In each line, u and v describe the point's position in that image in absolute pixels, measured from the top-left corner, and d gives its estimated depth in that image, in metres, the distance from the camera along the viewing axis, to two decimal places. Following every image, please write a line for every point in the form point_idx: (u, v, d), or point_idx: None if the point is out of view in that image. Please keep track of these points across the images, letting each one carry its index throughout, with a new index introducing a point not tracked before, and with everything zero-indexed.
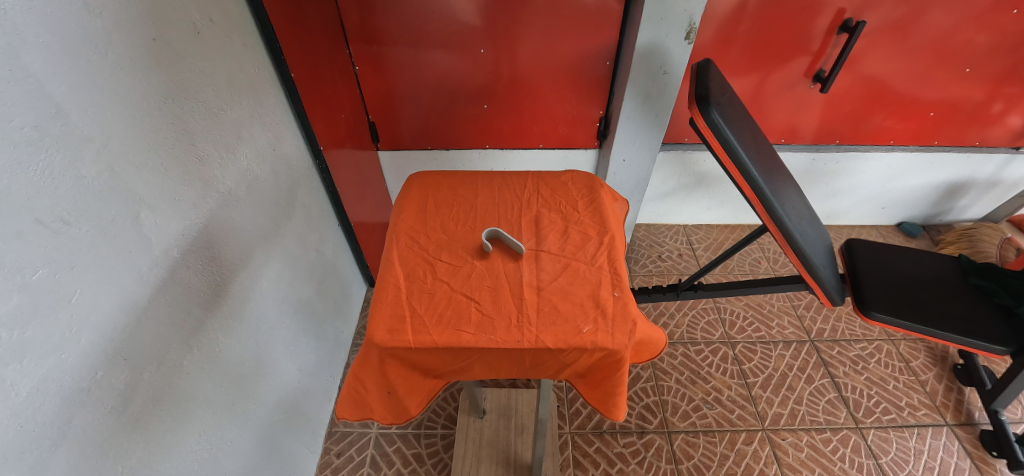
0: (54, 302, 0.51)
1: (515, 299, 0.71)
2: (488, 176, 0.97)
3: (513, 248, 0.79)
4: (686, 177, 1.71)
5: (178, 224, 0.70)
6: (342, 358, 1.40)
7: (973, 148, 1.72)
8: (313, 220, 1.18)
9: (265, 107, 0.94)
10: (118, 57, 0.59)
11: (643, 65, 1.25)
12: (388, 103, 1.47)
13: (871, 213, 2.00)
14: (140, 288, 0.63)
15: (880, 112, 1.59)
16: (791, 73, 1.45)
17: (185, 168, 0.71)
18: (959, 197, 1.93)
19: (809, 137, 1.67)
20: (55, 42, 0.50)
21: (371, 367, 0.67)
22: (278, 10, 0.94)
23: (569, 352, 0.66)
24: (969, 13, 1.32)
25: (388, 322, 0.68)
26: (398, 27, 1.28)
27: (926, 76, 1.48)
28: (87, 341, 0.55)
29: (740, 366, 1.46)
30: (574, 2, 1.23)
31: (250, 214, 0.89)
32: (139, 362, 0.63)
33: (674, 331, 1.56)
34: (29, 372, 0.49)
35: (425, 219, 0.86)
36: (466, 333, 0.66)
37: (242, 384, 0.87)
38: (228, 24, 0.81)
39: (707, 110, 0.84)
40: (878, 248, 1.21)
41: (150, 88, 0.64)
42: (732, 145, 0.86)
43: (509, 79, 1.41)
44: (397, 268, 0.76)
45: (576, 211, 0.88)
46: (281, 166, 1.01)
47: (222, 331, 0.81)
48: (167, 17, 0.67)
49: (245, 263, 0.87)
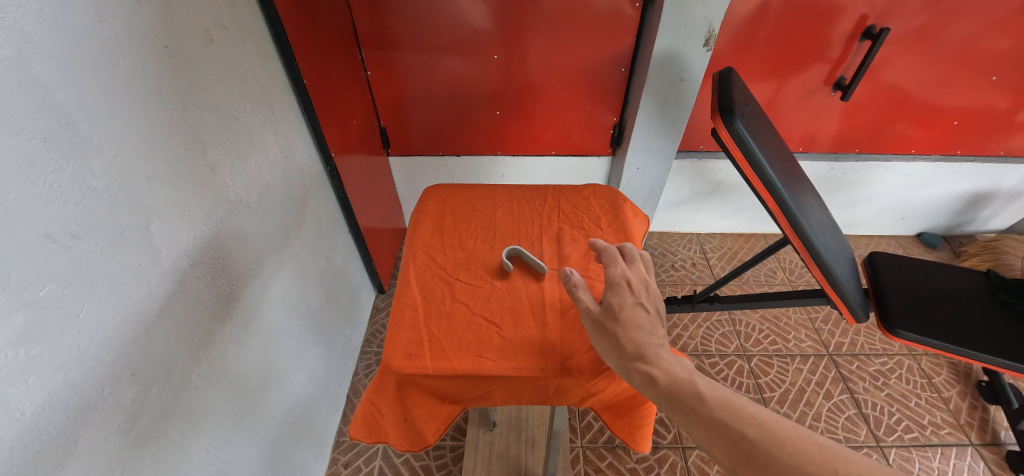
0: (61, 318, 0.50)
1: (537, 323, 0.69)
2: (506, 190, 0.96)
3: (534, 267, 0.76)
4: (700, 185, 1.68)
5: (188, 235, 0.68)
6: (350, 366, 1.38)
7: (997, 158, 1.68)
8: (323, 227, 1.17)
9: (276, 114, 0.92)
10: (130, 66, 0.57)
11: (658, 73, 1.22)
12: (400, 109, 1.46)
13: (890, 224, 1.95)
14: (149, 301, 0.61)
15: (901, 120, 1.55)
16: (810, 80, 1.42)
17: (196, 178, 0.70)
18: (982, 207, 1.88)
19: (827, 146, 1.63)
20: (65, 51, 0.49)
21: (387, 393, 0.65)
22: (290, 16, 0.93)
23: (595, 381, 0.63)
24: (995, 20, 1.28)
25: (405, 346, 0.66)
26: (411, 33, 1.27)
27: (951, 84, 1.44)
28: (95, 357, 0.53)
29: (756, 380, 1.43)
30: (590, 8, 1.21)
31: (261, 223, 0.88)
32: (147, 377, 0.61)
33: (688, 343, 1.52)
34: (34, 391, 0.47)
35: (442, 235, 0.84)
36: (487, 359, 0.64)
37: (251, 396, 0.85)
38: (242, 31, 0.80)
39: (731, 121, 0.82)
40: (903, 263, 1.17)
41: (162, 97, 0.63)
42: (757, 157, 0.83)
43: (522, 85, 1.39)
44: (414, 288, 0.74)
45: (598, 228, 0.86)
46: (292, 174, 0.99)
47: (232, 342, 0.79)
48: (180, 24, 0.66)
49: (255, 272, 0.86)
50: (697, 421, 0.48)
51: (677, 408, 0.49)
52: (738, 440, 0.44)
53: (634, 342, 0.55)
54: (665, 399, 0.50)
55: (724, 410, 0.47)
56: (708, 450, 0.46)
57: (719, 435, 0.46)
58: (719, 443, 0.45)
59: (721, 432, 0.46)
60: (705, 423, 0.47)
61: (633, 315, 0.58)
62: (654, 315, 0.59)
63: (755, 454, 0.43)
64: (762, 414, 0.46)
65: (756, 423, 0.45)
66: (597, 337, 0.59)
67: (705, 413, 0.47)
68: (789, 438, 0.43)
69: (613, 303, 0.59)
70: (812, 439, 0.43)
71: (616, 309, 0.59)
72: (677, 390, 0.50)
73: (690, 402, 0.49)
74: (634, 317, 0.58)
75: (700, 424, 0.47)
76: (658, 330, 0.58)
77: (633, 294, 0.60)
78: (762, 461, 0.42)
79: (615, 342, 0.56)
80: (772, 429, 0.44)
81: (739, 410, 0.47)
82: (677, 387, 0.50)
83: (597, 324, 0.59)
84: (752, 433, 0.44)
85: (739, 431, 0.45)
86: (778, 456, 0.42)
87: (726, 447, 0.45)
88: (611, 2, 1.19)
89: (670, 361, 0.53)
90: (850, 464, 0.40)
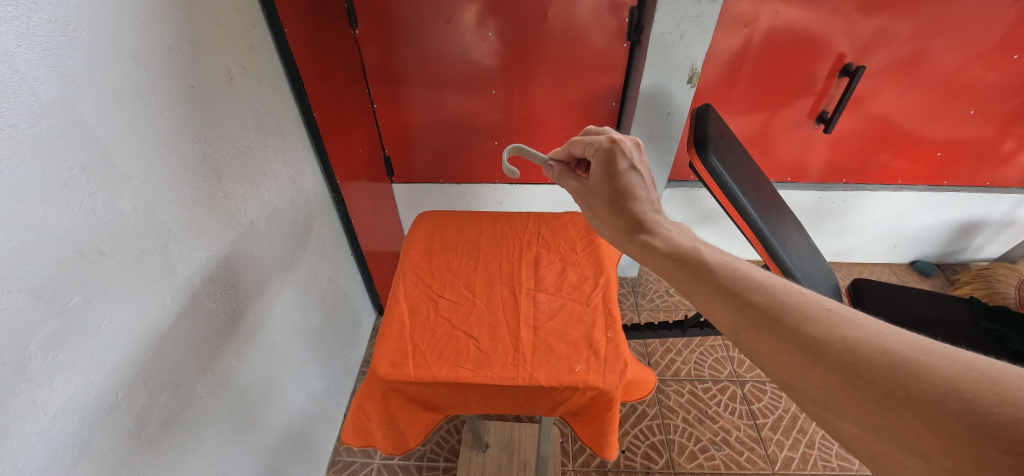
0: (85, 328, 0.55)
1: (512, 337, 0.74)
2: (492, 216, 1.03)
3: (541, 162, 0.88)
4: (693, 213, 1.73)
5: (202, 254, 0.74)
6: (348, 385, 1.42)
7: (984, 188, 1.72)
8: (327, 249, 1.23)
9: (288, 144, 1.00)
10: (159, 103, 0.65)
11: (646, 107, 1.30)
12: (404, 139, 1.55)
13: (883, 251, 1.98)
14: (163, 315, 0.67)
15: (886, 152, 1.61)
16: (795, 114, 1.49)
17: (211, 202, 0.76)
18: (973, 236, 1.91)
19: (815, 176, 1.69)
20: (106, 91, 0.56)
21: (374, 401, 0.70)
22: (305, 56, 1.02)
23: (561, 390, 0.68)
24: (970, 58, 1.35)
25: (391, 355, 0.71)
26: (416, 70, 1.36)
27: (932, 116, 1.50)
28: (112, 365, 0.59)
29: (749, 405, 1.44)
30: (582, 47, 1.30)
31: (269, 244, 0.94)
32: (156, 386, 0.66)
33: (681, 368, 1.54)
34: (57, 392, 0.52)
35: (430, 257, 0.91)
36: (464, 368, 0.69)
37: (251, 408, 0.89)
38: (259, 70, 0.89)
39: (705, 155, 0.92)
40: (886, 290, 1.20)
41: (186, 130, 0.70)
42: (729, 186, 0.92)
43: (519, 116, 1.47)
44: (402, 304, 0.80)
45: (574, 252, 0.92)
46: (300, 199, 1.06)
47: (236, 357, 0.84)
48: (205, 66, 0.74)
49: (261, 291, 0.91)
50: (702, 289, 0.52)
51: (683, 279, 0.54)
52: (745, 306, 0.47)
53: (636, 211, 0.68)
54: (668, 265, 0.57)
55: (729, 277, 0.51)
56: (710, 314, 0.50)
57: (723, 299, 0.49)
58: (724, 309, 0.48)
59: (727, 299, 0.49)
60: (710, 289, 0.51)
61: (630, 183, 0.71)
62: (646, 179, 0.73)
63: (759, 317, 0.45)
64: (770, 281, 0.49)
65: (764, 290, 0.48)
66: (602, 208, 0.72)
67: (711, 282, 0.51)
68: (797, 305, 0.45)
69: (612, 172, 0.72)
70: (826, 306, 0.44)
71: (615, 177, 0.72)
72: (679, 256, 0.57)
73: (695, 272, 0.54)
74: (631, 185, 0.71)
75: (705, 290, 0.51)
76: (651, 197, 0.71)
77: (628, 161, 0.73)
78: (768, 325, 0.44)
79: (621, 214, 0.68)
80: (780, 295, 0.47)
81: (745, 278, 0.50)
82: (684, 260, 0.56)
83: (602, 196, 0.72)
84: (759, 299, 0.47)
85: (746, 298, 0.48)
86: (786, 322, 0.44)
87: (727, 311, 0.48)
88: (602, 42, 1.28)
89: (671, 235, 0.62)
90: (862, 329, 0.41)
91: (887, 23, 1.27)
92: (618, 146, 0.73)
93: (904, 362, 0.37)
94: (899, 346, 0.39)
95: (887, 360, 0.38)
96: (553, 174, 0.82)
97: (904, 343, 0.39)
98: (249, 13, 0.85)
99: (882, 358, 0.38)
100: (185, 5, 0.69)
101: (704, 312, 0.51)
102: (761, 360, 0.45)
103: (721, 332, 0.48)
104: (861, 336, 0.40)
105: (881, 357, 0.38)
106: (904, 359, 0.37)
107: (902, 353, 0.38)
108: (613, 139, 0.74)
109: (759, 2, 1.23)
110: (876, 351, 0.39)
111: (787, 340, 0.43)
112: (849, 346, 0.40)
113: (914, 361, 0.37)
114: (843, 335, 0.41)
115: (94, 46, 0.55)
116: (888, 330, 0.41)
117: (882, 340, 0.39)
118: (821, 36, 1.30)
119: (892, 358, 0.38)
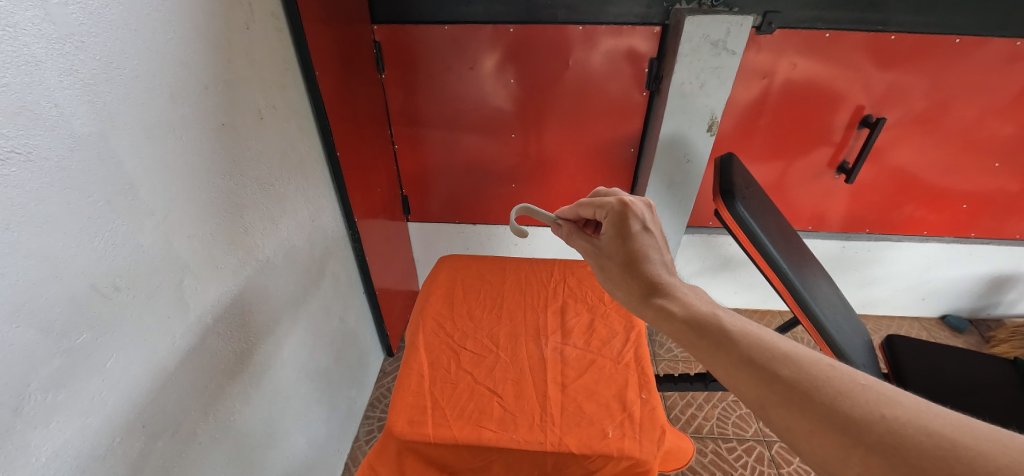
0: (89, 367, 0.53)
1: (540, 395, 0.71)
2: (515, 263, 1.01)
3: (547, 220, 0.87)
4: (711, 261, 1.69)
5: (216, 291, 0.73)
6: (352, 431, 1.35)
7: (1014, 241, 1.67)
8: (340, 287, 1.21)
9: (310, 183, 1.01)
10: (190, 139, 0.65)
11: (666, 154, 1.30)
12: (422, 180, 1.56)
13: (911, 304, 1.90)
14: (170, 354, 0.64)
15: (909, 203, 1.58)
16: (815, 163, 1.48)
17: (230, 239, 0.75)
18: (1006, 290, 1.83)
19: (836, 225, 1.66)
20: (139, 126, 0.57)
21: (387, 460, 0.66)
22: (333, 98, 1.05)
23: (593, 459, 0.63)
24: (993, 109, 1.33)
25: (409, 411, 0.68)
26: (438, 113, 1.40)
27: (956, 168, 1.47)
28: (112, 406, 0.56)
29: (778, 469, 1.34)
30: (602, 94, 1.31)
31: (284, 282, 0.93)
32: (155, 430, 0.62)
33: (703, 425, 1.46)
34: (52, 435, 0.50)
35: (452, 304, 0.89)
36: (488, 429, 0.66)
37: (250, 455, 0.84)
38: (289, 110, 0.91)
39: (733, 205, 0.92)
40: (924, 348, 1.14)
41: (213, 166, 0.70)
42: (758, 237, 0.91)
43: (536, 160, 1.48)
44: (422, 354, 0.77)
45: (602, 303, 0.90)
46: (317, 237, 1.06)
47: (240, 399, 0.80)
48: (237, 106, 0.75)
49: (272, 330, 0.89)
50: (723, 359, 0.48)
51: (702, 347, 0.51)
52: (771, 380, 0.44)
53: (650, 273, 0.65)
54: (686, 333, 0.53)
55: (752, 347, 0.47)
56: (734, 390, 0.46)
57: (747, 371, 0.46)
58: (749, 381, 0.45)
59: (751, 371, 0.45)
60: (731, 360, 0.47)
61: (643, 245, 0.69)
62: (659, 240, 0.71)
63: (789, 391, 0.42)
64: (799, 352, 0.46)
65: (791, 362, 0.45)
66: (614, 268, 0.69)
67: (732, 352, 0.48)
68: (830, 379, 0.42)
69: (625, 234, 0.70)
70: (859, 380, 0.41)
71: (627, 239, 0.70)
72: (696, 323, 0.53)
73: (716, 340, 0.50)
74: (643, 246, 0.69)
75: (726, 360, 0.48)
76: (665, 258, 0.68)
77: (640, 221, 0.72)
78: (799, 401, 0.41)
79: (634, 276, 0.65)
80: (809, 369, 0.43)
81: (768, 348, 0.47)
82: (703, 327, 0.52)
83: (615, 257, 0.70)
84: (787, 372, 0.44)
85: (773, 370, 0.44)
86: (818, 397, 0.41)
87: (753, 386, 0.45)
88: (621, 90, 1.30)
89: (688, 298, 0.59)
90: (901, 406, 0.38)
91: (906, 76, 1.27)
92: (629, 208, 0.73)
93: (953, 447, 0.34)
94: (945, 428, 0.35)
95: (933, 444, 0.35)
96: (562, 232, 0.81)
97: (950, 424, 0.35)
98: (283, 57, 0.88)
99: (927, 440, 0.35)
100: (223, 47, 0.71)
101: (727, 386, 0.47)
102: (795, 443, 0.41)
103: (747, 406, 0.44)
104: (902, 416, 0.37)
105: (926, 440, 0.35)
106: (953, 443, 0.34)
107: (949, 436, 0.35)
108: (624, 201, 0.74)
109: (777, 55, 1.25)
110: (921, 434, 0.35)
111: (822, 418, 0.40)
112: (889, 426, 0.37)
113: (963, 446, 0.34)
114: (881, 413, 0.38)
115: (131, 83, 0.55)
116: (931, 407, 0.38)
117: (925, 421, 0.36)
118: (839, 88, 1.30)
119: (939, 442, 0.35)
